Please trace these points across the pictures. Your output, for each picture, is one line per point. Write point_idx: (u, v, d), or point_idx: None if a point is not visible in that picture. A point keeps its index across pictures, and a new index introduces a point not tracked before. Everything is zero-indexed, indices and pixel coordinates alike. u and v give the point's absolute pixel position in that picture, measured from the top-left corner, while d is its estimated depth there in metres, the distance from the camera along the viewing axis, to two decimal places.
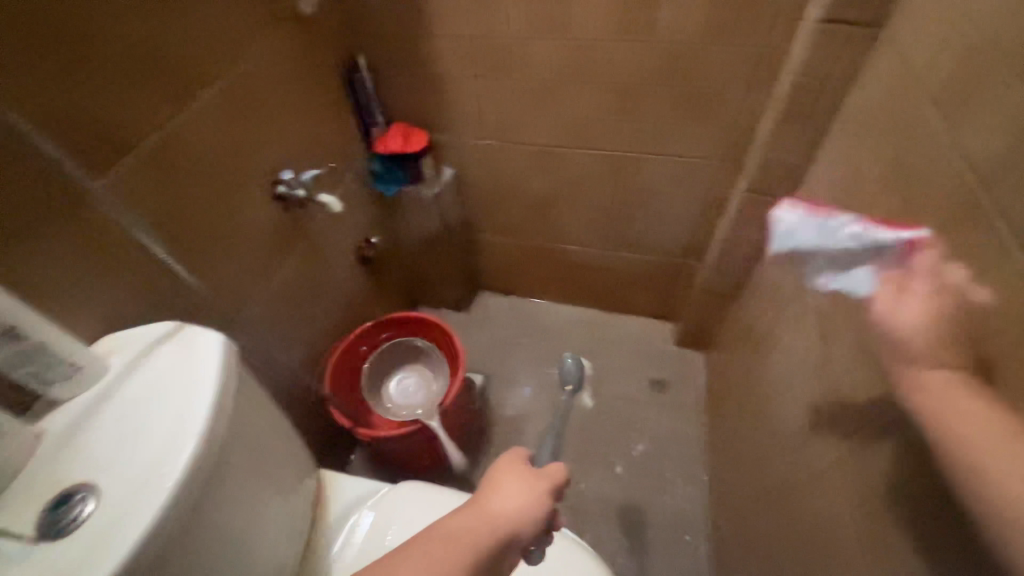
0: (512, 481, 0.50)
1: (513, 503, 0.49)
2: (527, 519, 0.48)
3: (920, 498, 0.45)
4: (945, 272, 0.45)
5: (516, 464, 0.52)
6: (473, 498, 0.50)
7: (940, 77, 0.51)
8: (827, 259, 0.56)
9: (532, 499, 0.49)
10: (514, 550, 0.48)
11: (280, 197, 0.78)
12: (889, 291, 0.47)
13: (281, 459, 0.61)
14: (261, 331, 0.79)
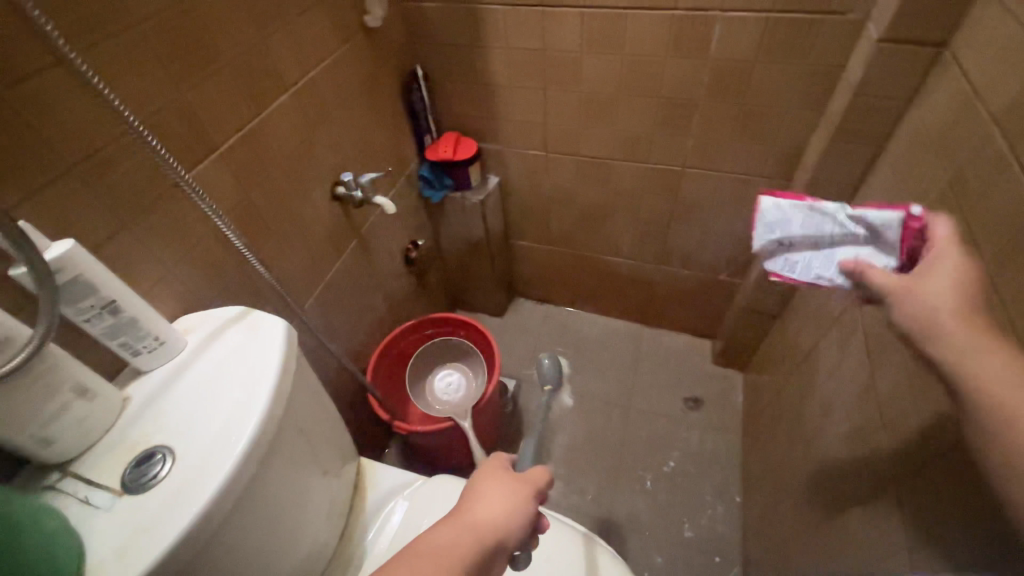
0: (493, 489, 0.53)
1: (496, 511, 0.51)
2: (513, 523, 0.50)
3: (969, 539, 0.42)
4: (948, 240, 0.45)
5: (497, 472, 0.55)
6: (456, 508, 0.51)
7: (1009, 96, 0.48)
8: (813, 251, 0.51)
9: (515, 504, 0.52)
10: (503, 554, 0.49)
11: (339, 197, 0.85)
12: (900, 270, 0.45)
13: (327, 442, 0.67)
14: (317, 323, 0.86)
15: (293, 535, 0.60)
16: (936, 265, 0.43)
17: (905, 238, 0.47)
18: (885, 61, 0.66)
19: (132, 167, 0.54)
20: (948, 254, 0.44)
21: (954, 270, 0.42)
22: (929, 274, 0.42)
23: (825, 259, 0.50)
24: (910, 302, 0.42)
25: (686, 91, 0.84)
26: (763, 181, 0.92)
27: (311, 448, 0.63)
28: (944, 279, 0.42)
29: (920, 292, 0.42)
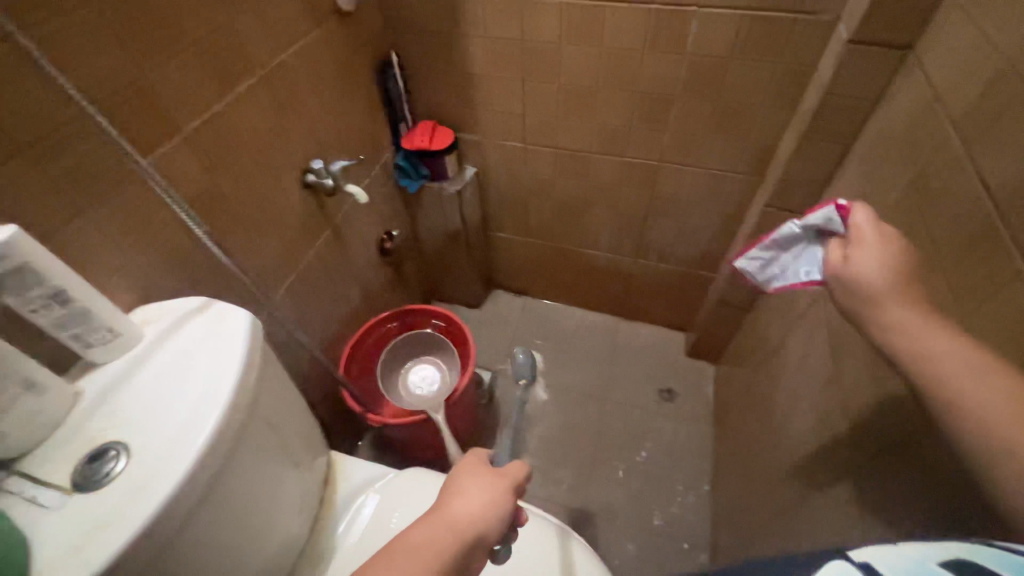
0: (472, 485, 0.52)
1: (477, 505, 0.50)
2: (492, 519, 0.50)
3: (926, 528, 0.44)
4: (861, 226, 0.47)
5: (475, 466, 0.54)
6: (436, 505, 0.51)
7: (969, 99, 0.49)
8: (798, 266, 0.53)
9: (494, 499, 0.51)
10: (484, 549, 0.49)
11: (310, 185, 0.82)
12: (838, 252, 0.48)
13: (296, 436, 0.66)
14: (287, 314, 0.84)
15: (260, 531, 0.59)
16: (864, 237, 0.46)
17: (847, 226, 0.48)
18: (855, 63, 0.67)
19: (89, 150, 0.51)
20: (873, 236, 0.46)
21: (883, 242, 0.45)
22: (857, 249, 0.46)
23: (809, 261, 0.52)
24: (850, 280, 0.45)
25: (663, 86, 0.84)
26: (737, 178, 0.93)
27: (280, 442, 0.61)
28: (874, 252, 0.44)
29: (857, 270, 0.45)
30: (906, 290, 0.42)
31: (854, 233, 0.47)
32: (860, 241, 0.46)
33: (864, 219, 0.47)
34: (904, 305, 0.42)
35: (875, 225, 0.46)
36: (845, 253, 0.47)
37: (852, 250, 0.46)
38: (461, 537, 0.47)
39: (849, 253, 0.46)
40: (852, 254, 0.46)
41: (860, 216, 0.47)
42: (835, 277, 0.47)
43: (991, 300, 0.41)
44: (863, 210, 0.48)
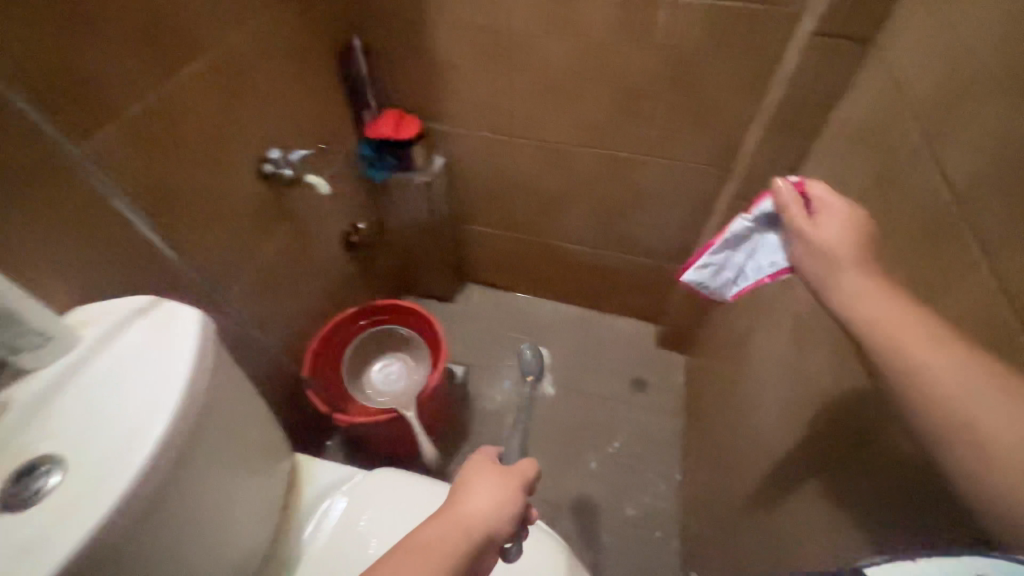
0: (481, 483, 0.51)
1: (487, 503, 0.49)
2: (501, 518, 0.49)
3: (888, 513, 0.45)
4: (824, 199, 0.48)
5: (484, 465, 0.53)
6: (447, 502, 0.49)
7: (927, 92, 0.50)
8: (759, 259, 0.54)
9: (503, 497, 0.50)
10: (491, 549, 0.48)
11: (267, 175, 0.78)
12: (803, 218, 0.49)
13: (253, 440, 0.62)
14: (245, 313, 0.79)
15: (216, 542, 0.56)
16: (830, 205, 0.48)
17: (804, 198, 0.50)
18: (819, 55, 0.68)
19: (7, 138, 0.46)
20: (840, 207, 0.47)
21: (847, 211, 0.47)
22: (824, 218, 0.47)
23: (766, 250, 0.53)
24: (815, 243, 0.46)
25: (633, 77, 0.84)
26: (706, 170, 0.93)
27: (235, 448, 0.58)
28: (840, 220, 0.46)
29: (821, 233, 0.46)
30: (864, 258, 0.44)
31: (819, 202, 0.49)
32: (825, 210, 0.48)
33: (823, 189, 0.49)
34: (863, 272, 0.43)
35: (837, 196, 0.48)
36: (812, 219, 0.48)
37: (819, 217, 0.48)
38: (468, 539, 0.46)
39: (817, 220, 0.48)
40: (819, 220, 0.47)
41: (817, 186, 0.50)
42: (798, 240, 0.48)
43: (950, 291, 0.43)
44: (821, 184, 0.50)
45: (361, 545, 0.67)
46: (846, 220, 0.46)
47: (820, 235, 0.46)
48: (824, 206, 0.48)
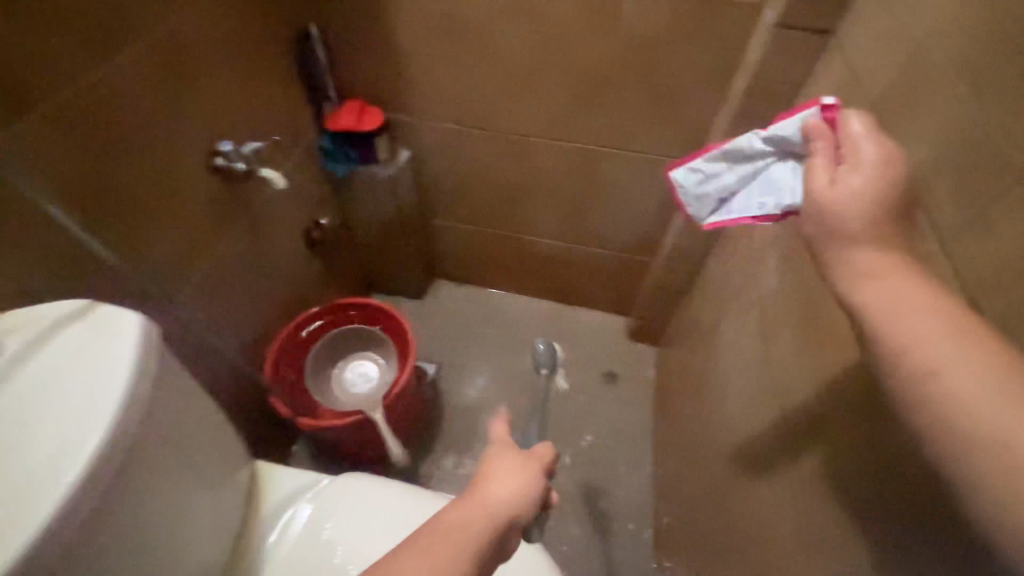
0: (502, 468, 0.49)
1: (510, 488, 0.47)
2: (523, 502, 0.47)
3: (855, 501, 0.46)
4: (857, 141, 0.41)
5: (504, 450, 0.52)
6: (468, 488, 0.48)
7: (884, 85, 0.51)
8: (753, 190, 0.49)
9: (525, 482, 0.49)
10: (512, 534, 0.46)
11: (219, 169, 0.73)
12: (828, 168, 0.41)
13: (209, 451, 0.59)
14: (199, 315, 0.75)
15: (167, 559, 0.53)
16: (860, 151, 0.40)
17: (835, 138, 0.42)
18: (781, 47, 0.68)
19: None
20: (876, 158, 0.40)
21: (883, 159, 0.39)
22: (853, 173, 0.39)
23: (764, 183, 0.48)
24: (831, 206, 0.39)
25: (599, 68, 0.83)
26: (674, 162, 0.94)
27: (185, 460, 0.54)
28: (872, 176, 0.39)
29: (847, 189, 0.39)
30: (881, 230, 0.38)
31: (851, 151, 0.41)
32: (858, 162, 0.40)
33: (860, 132, 0.41)
34: (873, 250, 0.37)
35: (876, 144, 0.40)
36: (837, 174, 0.40)
37: (847, 172, 0.40)
38: (489, 526, 0.44)
39: (844, 173, 0.40)
40: (846, 176, 0.40)
41: (854, 125, 0.41)
42: (812, 197, 0.41)
43: None
44: (855, 118, 0.42)
45: (326, 556, 0.64)
46: (879, 173, 0.39)
47: (843, 189, 0.39)
48: (852, 149, 0.41)
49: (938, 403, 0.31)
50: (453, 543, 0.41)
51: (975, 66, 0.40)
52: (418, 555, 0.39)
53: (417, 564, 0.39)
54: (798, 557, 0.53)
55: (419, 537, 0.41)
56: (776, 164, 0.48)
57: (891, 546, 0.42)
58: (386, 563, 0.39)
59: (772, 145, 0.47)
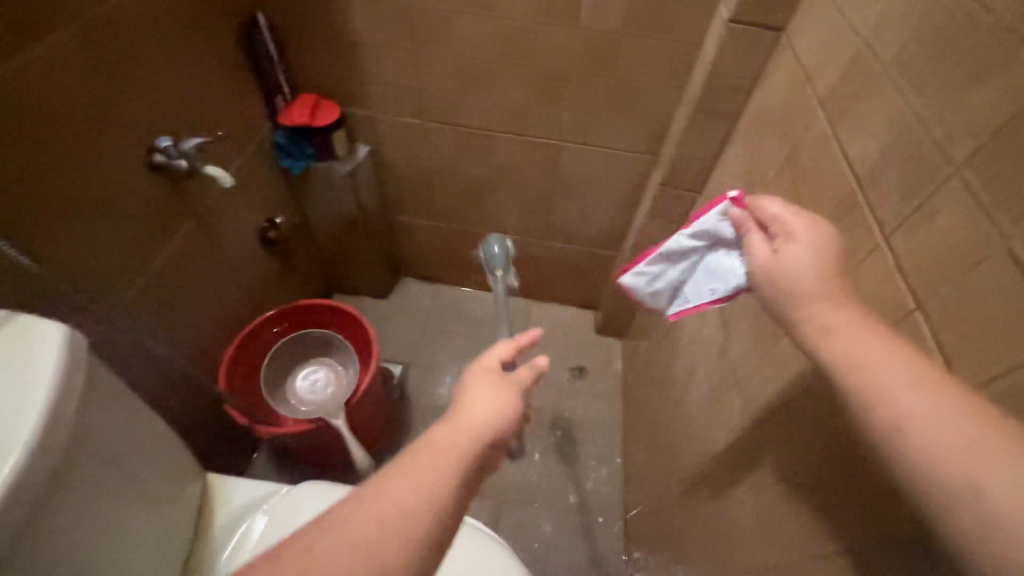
0: (484, 386, 0.46)
1: (496, 405, 0.44)
2: (509, 417, 0.44)
3: (807, 490, 0.47)
4: (786, 221, 0.42)
5: (484, 369, 0.48)
6: (449, 408, 0.45)
7: (833, 81, 0.52)
8: (701, 280, 0.51)
9: (509, 399, 0.45)
10: (500, 449, 0.44)
11: (158, 166, 0.68)
12: (763, 243, 0.43)
13: (144, 464, 0.55)
14: (142, 321, 0.71)
15: None
16: (790, 228, 0.41)
17: (758, 219, 0.44)
18: (736, 42, 0.69)
19: None
20: (805, 226, 0.41)
21: (812, 232, 0.40)
22: (790, 243, 0.40)
23: (705, 273, 0.50)
24: (782, 275, 0.39)
25: (561, 62, 0.82)
26: (635, 157, 0.94)
27: (114, 478, 0.51)
28: (808, 246, 0.40)
29: (788, 265, 0.39)
30: (836, 288, 0.37)
31: (779, 224, 0.42)
32: (790, 233, 0.41)
33: (780, 206, 0.43)
34: (832, 304, 0.37)
35: (801, 211, 0.42)
36: (776, 246, 0.41)
37: (786, 242, 0.41)
38: (475, 440, 0.41)
39: (780, 246, 0.41)
40: (785, 246, 0.41)
41: (770, 202, 0.44)
42: (763, 272, 0.41)
43: (855, 272, 0.44)
44: (772, 200, 0.44)
45: None
46: (815, 246, 0.40)
47: (788, 271, 0.39)
48: (782, 228, 0.42)
49: (877, 397, 0.31)
50: (439, 459, 0.38)
51: (920, 62, 0.41)
52: (404, 472, 0.37)
53: (405, 482, 0.36)
54: (757, 544, 0.54)
55: (402, 456, 0.39)
56: (711, 253, 0.50)
57: (831, 530, 0.43)
58: (369, 484, 0.36)
59: (700, 239, 0.50)
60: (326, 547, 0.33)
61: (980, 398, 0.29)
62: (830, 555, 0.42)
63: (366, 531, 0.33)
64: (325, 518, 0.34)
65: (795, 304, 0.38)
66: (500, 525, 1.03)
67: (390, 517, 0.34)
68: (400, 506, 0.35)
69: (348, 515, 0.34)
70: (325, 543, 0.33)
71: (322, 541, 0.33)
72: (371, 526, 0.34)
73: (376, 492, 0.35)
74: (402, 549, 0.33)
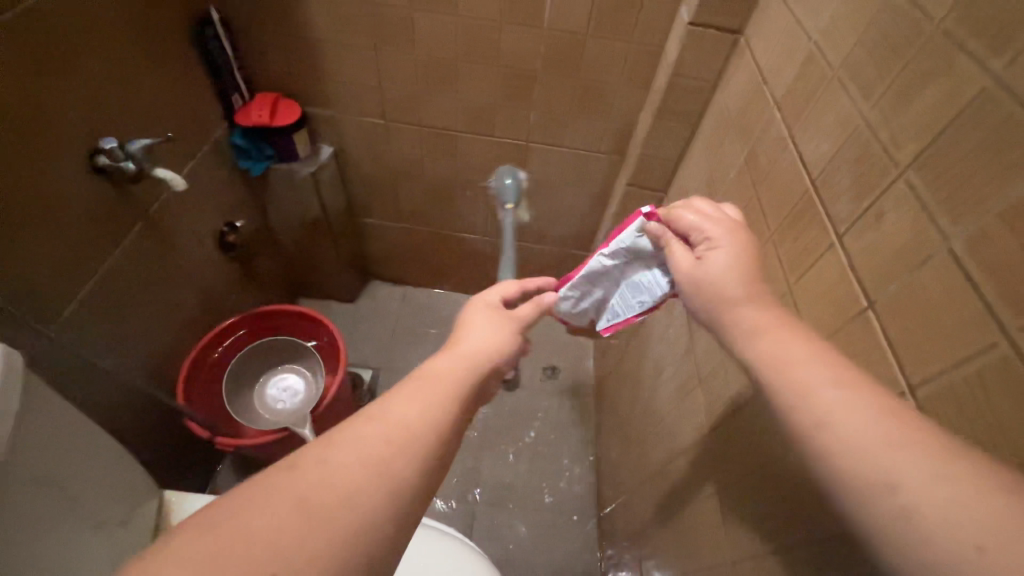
0: (483, 320, 0.47)
1: (494, 338, 0.45)
2: (505, 350, 0.46)
3: (768, 484, 0.48)
4: (704, 228, 0.44)
5: (484, 305, 0.49)
6: (445, 344, 0.45)
7: (788, 85, 0.53)
8: (625, 294, 0.55)
9: (507, 333, 0.47)
10: (495, 380, 0.45)
11: (102, 169, 0.64)
12: (687, 252, 0.44)
13: (91, 488, 0.52)
14: (88, 334, 0.67)
15: None
16: (711, 236, 0.43)
17: (675, 228, 0.46)
18: (697, 44, 0.70)
19: None
20: (722, 232, 0.43)
21: (732, 238, 0.43)
22: (713, 249, 0.43)
23: (630, 289, 0.54)
24: (710, 283, 0.41)
25: (526, 63, 0.82)
26: (602, 158, 0.95)
27: (58, 506, 0.48)
28: (731, 253, 0.42)
29: (712, 272, 0.42)
30: (757, 292, 0.40)
31: (700, 230, 0.44)
32: (710, 240, 0.43)
33: (696, 214, 0.45)
34: (755, 306, 0.39)
35: (716, 217, 0.44)
36: (700, 252, 0.43)
37: (709, 248, 0.43)
38: (476, 367, 0.42)
39: (703, 253, 0.43)
40: (709, 253, 0.43)
41: (686, 211, 0.46)
42: (689, 279, 0.43)
43: (812, 270, 0.46)
44: (689, 207, 0.46)
45: None
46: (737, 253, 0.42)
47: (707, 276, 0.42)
48: (701, 236, 0.44)
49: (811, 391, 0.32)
50: (442, 386, 0.38)
51: (869, 67, 0.42)
52: (410, 395, 0.37)
53: (411, 404, 0.36)
54: (722, 538, 0.55)
55: (406, 383, 0.38)
56: (630, 270, 0.54)
57: (789, 524, 0.44)
58: (375, 405, 0.36)
59: (617, 258, 0.53)
60: (339, 460, 0.32)
61: (900, 401, 0.30)
62: (788, 547, 0.44)
63: (377, 448, 0.33)
64: (333, 434, 0.33)
65: (740, 307, 0.39)
66: (474, 529, 1.02)
67: (399, 435, 0.34)
68: (408, 426, 0.34)
69: (358, 430, 0.33)
70: (337, 456, 0.32)
71: (335, 454, 0.32)
72: (383, 441, 0.33)
73: (385, 412, 0.35)
74: (411, 466, 0.33)
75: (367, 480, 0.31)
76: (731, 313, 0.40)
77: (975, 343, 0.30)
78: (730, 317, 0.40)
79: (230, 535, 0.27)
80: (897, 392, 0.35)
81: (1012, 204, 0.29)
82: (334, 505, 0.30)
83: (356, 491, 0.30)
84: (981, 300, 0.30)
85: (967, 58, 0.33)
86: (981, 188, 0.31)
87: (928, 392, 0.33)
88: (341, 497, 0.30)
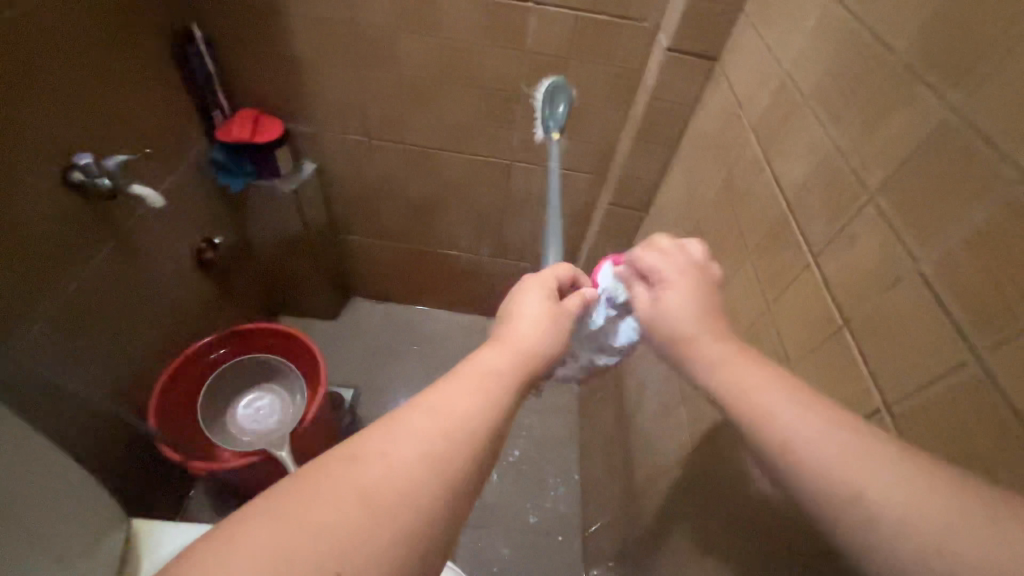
0: (532, 308, 0.45)
1: (544, 332, 0.44)
2: (555, 344, 0.44)
3: (751, 503, 0.48)
4: (661, 273, 0.46)
5: (533, 289, 0.47)
6: (493, 337, 0.43)
7: (761, 111, 0.56)
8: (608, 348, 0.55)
9: (558, 327, 0.45)
10: (545, 371, 0.44)
11: (76, 185, 0.62)
12: (645, 291, 0.47)
13: (54, 522, 0.50)
14: (55, 354, 0.65)
15: None
16: (667, 278, 0.45)
17: (638, 268, 0.49)
18: (674, 70, 0.72)
19: None
20: (678, 274, 0.45)
21: (689, 280, 0.45)
22: (667, 289, 0.45)
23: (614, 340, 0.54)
24: (666, 319, 0.44)
25: (509, 84, 0.83)
26: (585, 176, 0.96)
27: (9, 540, 0.45)
28: (686, 291, 0.44)
29: (669, 309, 0.44)
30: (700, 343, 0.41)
31: (655, 271, 0.46)
32: (665, 281, 0.45)
33: (656, 254, 0.47)
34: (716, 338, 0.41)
35: (671, 258, 0.47)
36: (657, 293, 0.46)
37: (664, 289, 0.45)
38: (527, 363, 0.41)
39: (658, 293, 0.45)
40: (664, 294, 0.45)
41: (646, 255, 0.48)
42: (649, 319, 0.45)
43: (789, 288, 0.47)
44: (645, 248, 0.48)
45: None
46: (695, 293, 0.44)
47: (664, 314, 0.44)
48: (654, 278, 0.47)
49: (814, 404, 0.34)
50: (498, 382, 0.38)
51: (835, 96, 0.44)
52: (467, 391, 0.36)
53: (467, 399, 0.35)
54: (708, 557, 0.55)
55: (460, 375, 0.37)
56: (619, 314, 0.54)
57: (770, 540, 0.45)
58: (429, 396, 0.35)
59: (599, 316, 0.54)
60: (399, 453, 0.31)
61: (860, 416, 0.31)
62: (772, 568, 0.44)
63: (435, 443, 0.32)
64: (392, 423, 0.33)
65: (700, 341, 0.41)
66: (456, 552, 1.00)
67: (456, 431, 0.33)
68: (466, 424, 0.34)
69: (413, 423, 0.33)
70: (394, 447, 0.31)
71: (396, 448, 0.31)
72: (440, 437, 0.32)
73: (443, 406, 0.34)
74: (467, 460, 0.32)
75: (425, 476, 0.31)
76: (692, 347, 0.41)
77: (947, 361, 0.31)
78: (694, 347, 0.41)
79: (298, 520, 0.28)
80: (871, 408, 0.36)
81: (973, 227, 0.30)
82: (395, 502, 0.29)
83: (416, 487, 0.30)
84: (948, 320, 0.31)
85: (926, 88, 0.35)
86: (943, 213, 0.32)
87: (903, 409, 0.34)
88: (402, 494, 0.30)
